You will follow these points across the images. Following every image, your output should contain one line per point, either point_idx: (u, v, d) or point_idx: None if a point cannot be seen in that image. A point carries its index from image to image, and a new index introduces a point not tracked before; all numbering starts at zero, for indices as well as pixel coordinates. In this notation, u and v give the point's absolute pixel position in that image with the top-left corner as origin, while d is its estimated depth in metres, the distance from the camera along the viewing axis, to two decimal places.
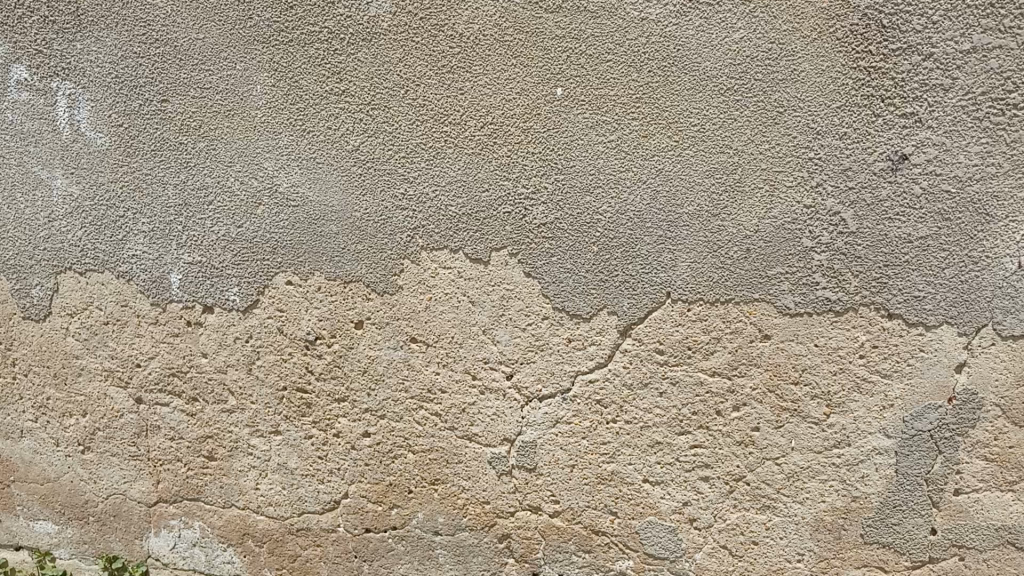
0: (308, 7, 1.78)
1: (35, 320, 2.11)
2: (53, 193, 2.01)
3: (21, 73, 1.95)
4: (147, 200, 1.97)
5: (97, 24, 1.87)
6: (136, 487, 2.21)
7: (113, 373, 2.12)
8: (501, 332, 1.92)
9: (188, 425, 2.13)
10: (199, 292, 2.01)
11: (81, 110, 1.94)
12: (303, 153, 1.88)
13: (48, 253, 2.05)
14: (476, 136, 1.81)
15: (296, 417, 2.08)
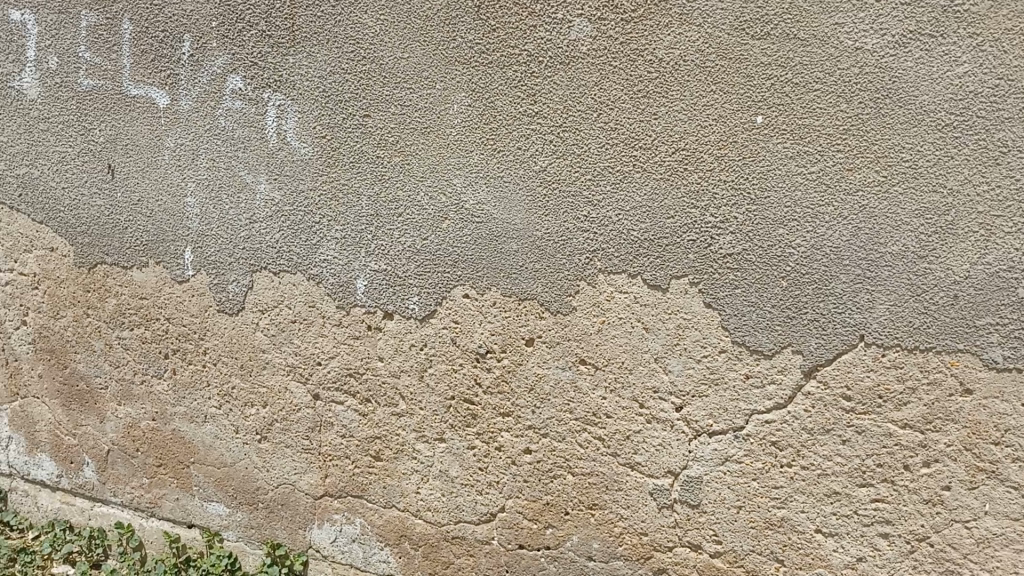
0: (510, 30, 1.82)
1: (229, 313, 2.25)
2: (256, 197, 2.14)
3: (236, 83, 2.08)
4: (341, 208, 2.06)
5: (310, 40, 1.98)
6: (305, 479, 2.29)
7: (295, 369, 2.23)
8: (675, 362, 1.86)
9: (359, 424, 2.20)
10: (381, 299, 2.08)
11: (289, 120, 2.06)
12: (492, 171, 1.92)
13: (246, 252, 2.18)
14: (666, 161, 1.78)
15: (461, 426, 2.10)
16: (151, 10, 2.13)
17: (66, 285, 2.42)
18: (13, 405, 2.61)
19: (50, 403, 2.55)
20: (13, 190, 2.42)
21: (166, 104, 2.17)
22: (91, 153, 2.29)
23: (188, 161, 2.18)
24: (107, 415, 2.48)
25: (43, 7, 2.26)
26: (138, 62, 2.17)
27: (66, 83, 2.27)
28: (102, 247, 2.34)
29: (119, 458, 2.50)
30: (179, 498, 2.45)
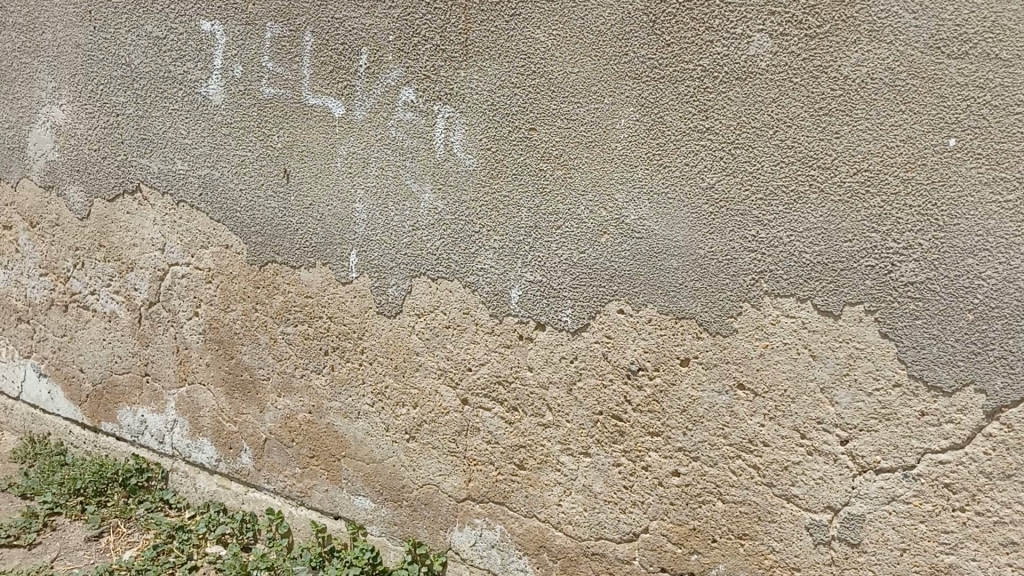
0: (685, 45, 1.81)
1: (388, 316, 2.33)
2: (421, 205, 2.21)
3: (409, 96, 2.16)
4: (502, 219, 2.09)
5: (482, 54, 2.02)
6: (449, 482, 2.32)
7: (446, 374, 2.28)
8: (841, 393, 1.79)
9: (504, 432, 2.21)
10: (535, 310, 2.09)
11: (457, 132, 2.11)
12: (657, 187, 1.89)
13: (408, 257, 2.26)
14: (846, 182, 1.71)
15: (608, 443, 2.07)
16: (332, 23, 2.22)
17: (237, 280, 2.57)
18: (181, 391, 2.80)
19: (215, 390, 2.72)
20: (194, 189, 2.58)
21: (341, 114, 2.27)
22: (267, 158, 2.42)
23: (359, 169, 2.28)
24: (266, 405, 2.62)
25: (231, 19, 2.39)
26: (317, 73, 2.27)
27: (248, 91, 2.40)
28: (273, 246, 2.47)
29: (274, 447, 2.63)
30: (328, 490, 2.55)
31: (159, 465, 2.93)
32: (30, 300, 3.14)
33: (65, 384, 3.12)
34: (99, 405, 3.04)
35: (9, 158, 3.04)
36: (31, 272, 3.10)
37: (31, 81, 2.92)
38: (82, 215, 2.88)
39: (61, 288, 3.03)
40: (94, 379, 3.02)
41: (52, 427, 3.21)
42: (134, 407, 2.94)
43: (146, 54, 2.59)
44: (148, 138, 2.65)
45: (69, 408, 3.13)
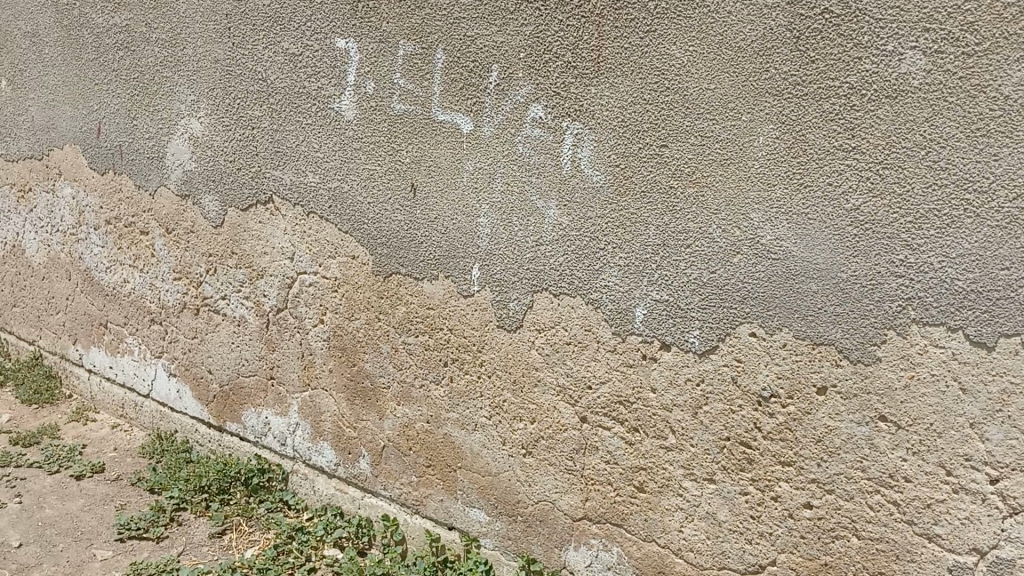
0: (831, 62, 1.74)
1: (507, 330, 2.32)
2: (545, 221, 2.19)
3: (537, 112, 2.15)
4: (628, 236, 2.06)
5: (615, 71, 2.00)
6: (565, 500, 2.30)
7: (565, 391, 2.25)
8: (994, 429, 1.69)
9: (625, 453, 2.17)
10: (660, 330, 2.05)
11: (585, 149, 2.09)
12: (796, 208, 1.83)
13: (530, 273, 2.24)
14: (1005, 207, 1.62)
15: (734, 470, 2.01)
16: (464, 41, 2.24)
17: (362, 290, 2.64)
18: (303, 396, 2.90)
19: (336, 396, 2.80)
20: (324, 201, 2.67)
21: (469, 130, 2.29)
22: (396, 173, 2.47)
23: (485, 184, 2.29)
24: (385, 413, 2.67)
25: (365, 37, 2.44)
26: (447, 89, 2.31)
27: (380, 107, 2.46)
28: (398, 258, 2.52)
29: (392, 454, 2.68)
30: (443, 500, 2.58)
31: (280, 466, 3.03)
32: (164, 303, 3.31)
33: (194, 383, 3.27)
34: (225, 405, 3.17)
35: (149, 168, 3.22)
36: (166, 276, 3.28)
37: (172, 95, 3.07)
38: (216, 223, 3.02)
39: (194, 292, 3.18)
40: (222, 380, 3.16)
41: (180, 424, 3.38)
42: (258, 408, 3.06)
43: (282, 70, 2.68)
44: (281, 151, 2.75)
45: (197, 407, 3.28)
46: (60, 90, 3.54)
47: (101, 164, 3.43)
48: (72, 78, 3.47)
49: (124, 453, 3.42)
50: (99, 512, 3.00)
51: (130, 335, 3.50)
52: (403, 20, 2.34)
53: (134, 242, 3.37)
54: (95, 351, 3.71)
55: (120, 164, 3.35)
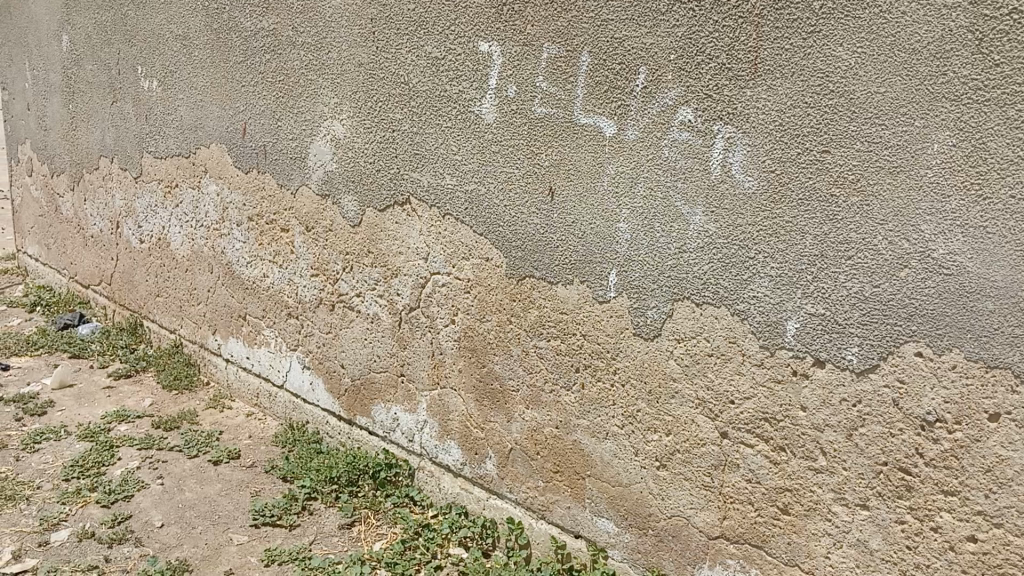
0: (1019, 65, 1.62)
1: (645, 338, 2.27)
2: (690, 227, 2.13)
3: (686, 115, 2.09)
4: (782, 245, 1.98)
5: (773, 73, 1.92)
6: (701, 516, 2.23)
7: (705, 404, 2.18)
8: None
9: (768, 472, 2.09)
10: (813, 345, 1.96)
11: (737, 153, 2.02)
12: (972, 221, 1.71)
13: (671, 281, 2.18)
14: None
15: (890, 496, 1.90)
16: (611, 43, 2.21)
17: (494, 292, 2.64)
18: (432, 394, 2.94)
19: (465, 396, 2.82)
20: (460, 203, 2.69)
21: (612, 134, 2.25)
22: (534, 176, 2.46)
23: (626, 189, 2.25)
24: (514, 416, 2.67)
25: (509, 40, 2.45)
26: (591, 92, 2.28)
27: (521, 110, 2.46)
28: (532, 261, 2.51)
29: (519, 457, 2.68)
30: (570, 507, 2.56)
31: (407, 462, 3.09)
32: (302, 298, 3.43)
33: (326, 377, 3.39)
34: (355, 399, 3.27)
35: (292, 168, 3.34)
36: (304, 272, 3.40)
37: (315, 97, 3.17)
38: (354, 222, 3.11)
39: (330, 288, 3.29)
40: (354, 374, 3.25)
41: (312, 416, 3.51)
42: (387, 404, 3.13)
43: (424, 74, 2.72)
44: (420, 154, 2.79)
45: (328, 399, 3.40)
46: (208, 91, 3.72)
47: (245, 163, 3.59)
48: (220, 79, 3.64)
49: (258, 441, 3.55)
50: (235, 498, 3.12)
51: (267, 327, 3.65)
52: (549, 22, 2.33)
53: (274, 238, 3.51)
54: (232, 342, 3.89)
55: (263, 163, 3.49)
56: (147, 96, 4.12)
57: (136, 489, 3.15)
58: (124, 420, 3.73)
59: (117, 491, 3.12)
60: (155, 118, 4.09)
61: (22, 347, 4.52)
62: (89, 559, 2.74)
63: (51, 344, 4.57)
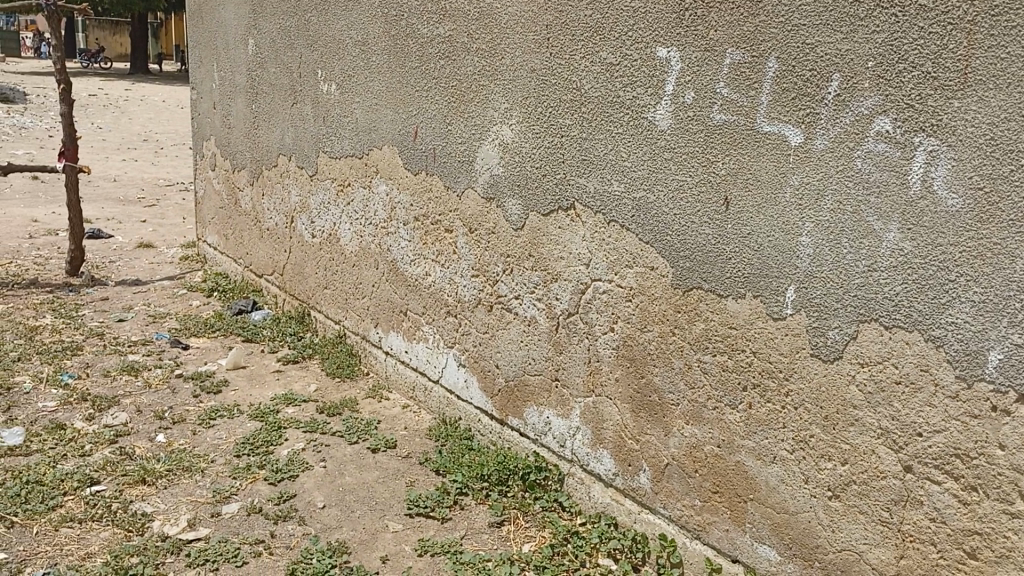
0: None
1: (823, 360, 2.15)
2: (882, 244, 2.00)
3: (884, 125, 1.97)
4: (987, 269, 1.82)
5: (986, 83, 1.78)
6: (876, 553, 2.09)
7: (887, 434, 2.04)
8: None
9: (956, 512, 1.92)
10: (1019, 379, 1.78)
11: (940, 168, 1.88)
12: None
13: (857, 301, 2.06)
14: None
15: None
16: (802, 49, 2.11)
17: (658, 302, 2.59)
18: (587, 401, 2.92)
19: (621, 406, 2.78)
20: (627, 211, 2.65)
21: (798, 143, 2.15)
22: (709, 185, 2.39)
23: (811, 201, 2.14)
24: (671, 430, 2.60)
25: (690, 45, 2.39)
26: (777, 99, 2.19)
27: (698, 117, 2.40)
28: (702, 273, 2.43)
29: (676, 473, 2.61)
30: (729, 530, 2.47)
31: (557, 467, 3.09)
32: (461, 298, 3.51)
33: (481, 376, 3.45)
34: (508, 400, 3.30)
35: (459, 170, 3.42)
36: (465, 273, 3.47)
37: (485, 102, 3.23)
38: (517, 226, 3.14)
39: (489, 290, 3.34)
40: (509, 376, 3.28)
41: (464, 413, 3.58)
42: (540, 408, 3.14)
43: (597, 79, 2.71)
44: (588, 160, 2.78)
45: (482, 398, 3.45)
46: (383, 95, 3.87)
47: (414, 165, 3.71)
48: (395, 83, 3.78)
49: (413, 434, 3.66)
50: (391, 486, 3.22)
51: (426, 324, 3.76)
52: (733, 27, 2.26)
53: (438, 238, 3.61)
54: (392, 336, 4.03)
55: (432, 165, 3.59)
56: (325, 98, 4.34)
57: (300, 470, 3.31)
58: (291, 403, 3.94)
59: (283, 471, 3.30)
60: (331, 119, 4.31)
61: (201, 330, 4.87)
62: (256, 533, 2.90)
63: (227, 328, 4.90)
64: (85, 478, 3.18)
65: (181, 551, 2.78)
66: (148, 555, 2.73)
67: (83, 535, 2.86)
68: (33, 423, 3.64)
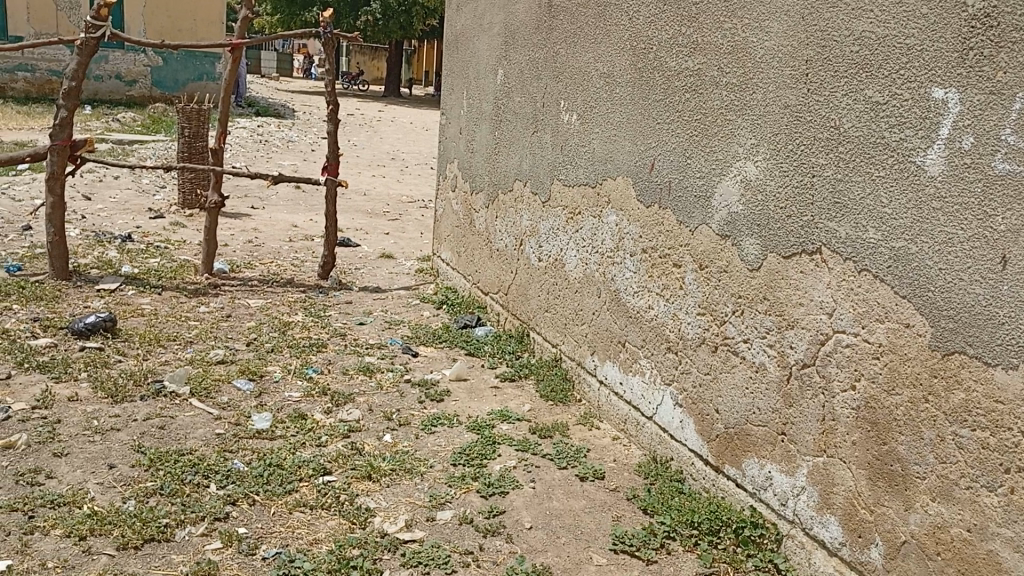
0: None
1: None
2: None
3: None
4: None
5: None
6: None
7: None
8: None
9: None
10: None
11: None
12: None
13: None
14: None
15: None
16: None
17: (911, 364, 2.39)
18: (816, 460, 2.75)
19: (855, 470, 2.59)
20: (883, 260, 2.48)
21: None
22: (984, 239, 2.18)
23: None
24: (913, 505, 2.38)
25: (972, 87, 2.21)
26: None
27: (975, 164, 2.20)
28: (967, 335, 2.22)
29: (913, 553, 2.38)
30: None
31: (775, 526, 2.94)
32: (684, 335, 3.44)
33: (698, 419, 3.35)
34: (726, 447, 3.19)
35: (694, 206, 3.37)
36: (691, 310, 3.40)
37: (730, 137, 3.16)
38: (753, 266, 3.03)
39: (716, 330, 3.25)
40: (729, 422, 3.17)
41: (678, 454, 3.50)
42: (762, 460, 3.00)
43: (859, 118, 2.56)
44: (842, 203, 2.63)
45: (698, 441, 3.36)
46: (623, 126, 3.91)
47: (648, 197, 3.70)
48: (636, 115, 3.80)
49: (622, 467, 3.63)
50: (597, 517, 3.22)
51: (644, 357, 3.73)
52: None
53: (665, 273, 3.57)
54: (609, 365, 4.04)
55: (666, 198, 3.56)
56: (565, 128, 4.46)
57: (511, 486, 3.39)
58: (506, 420, 4.05)
59: (495, 485, 3.40)
60: (569, 148, 4.41)
61: (429, 339, 5.16)
62: (467, 543, 3.01)
63: (452, 340, 5.15)
64: (319, 467, 3.46)
65: (397, 549, 2.94)
66: (369, 548, 2.92)
67: (313, 520, 3.11)
68: (279, 410, 4.03)
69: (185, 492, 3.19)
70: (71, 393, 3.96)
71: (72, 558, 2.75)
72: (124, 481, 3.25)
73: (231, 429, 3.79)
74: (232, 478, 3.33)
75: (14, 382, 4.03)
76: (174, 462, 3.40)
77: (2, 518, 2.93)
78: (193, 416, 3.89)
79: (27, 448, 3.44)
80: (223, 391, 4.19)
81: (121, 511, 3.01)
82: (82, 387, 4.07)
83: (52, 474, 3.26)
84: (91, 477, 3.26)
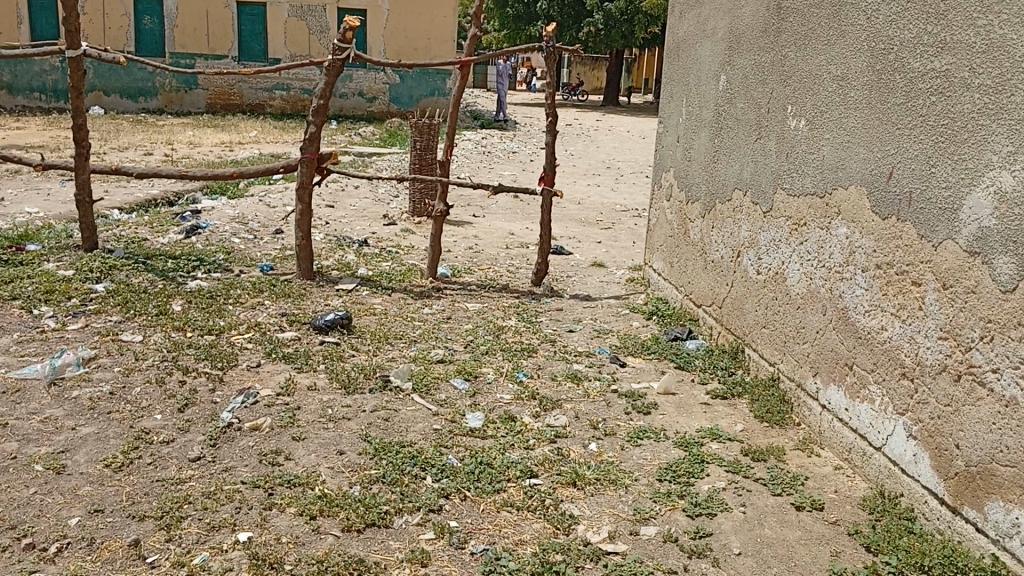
0: None
1: None
2: None
3: None
4: None
5: None
6: None
7: None
8: None
9: None
10: None
11: None
12: None
13: None
14: None
15: None
16: None
17: None
18: None
19: None
20: None
21: None
22: None
23: None
24: None
25: None
26: None
27: None
28: None
29: None
30: None
31: None
32: (922, 359, 3.13)
33: (935, 454, 3.03)
34: (966, 487, 2.86)
35: (939, 219, 3.05)
36: (931, 333, 3.09)
37: (982, 143, 2.83)
38: (1008, 288, 2.70)
39: (960, 356, 2.92)
40: (970, 460, 2.84)
41: (909, 490, 3.19)
42: (1009, 505, 2.66)
43: None
44: None
45: (933, 477, 3.04)
46: (857, 132, 3.63)
47: (884, 209, 3.41)
48: (872, 120, 3.51)
49: (844, 499, 3.37)
50: (814, 550, 3.00)
51: (874, 382, 3.44)
52: None
53: (902, 291, 3.27)
54: (833, 389, 3.77)
55: (906, 211, 3.26)
56: (791, 134, 4.23)
57: (719, 508, 3.26)
58: (716, 438, 3.91)
59: (703, 505, 3.28)
60: (796, 155, 4.17)
61: (639, 350, 5.10)
62: (671, 561, 2.94)
63: (661, 352, 5.05)
64: (526, 469, 3.53)
65: (599, 559, 2.93)
66: (571, 555, 2.93)
67: (519, 521, 3.17)
68: (491, 410, 4.16)
69: (404, 482, 3.39)
70: (310, 382, 4.35)
71: (303, 535, 3.01)
72: (351, 467, 3.51)
73: (447, 426, 3.97)
74: (446, 472, 3.48)
75: (263, 370, 4.49)
76: (396, 453, 3.62)
77: (247, 493, 3.28)
78: (414, 411, 4.12)
79: (271, 431, 3.81)
80: (442, 389, 4.40)
81: (347, 496, 3.25)
82: (319, 377, 4.45)
83: (290, 456, 3.59)
84: (324, 462, 3.55)
